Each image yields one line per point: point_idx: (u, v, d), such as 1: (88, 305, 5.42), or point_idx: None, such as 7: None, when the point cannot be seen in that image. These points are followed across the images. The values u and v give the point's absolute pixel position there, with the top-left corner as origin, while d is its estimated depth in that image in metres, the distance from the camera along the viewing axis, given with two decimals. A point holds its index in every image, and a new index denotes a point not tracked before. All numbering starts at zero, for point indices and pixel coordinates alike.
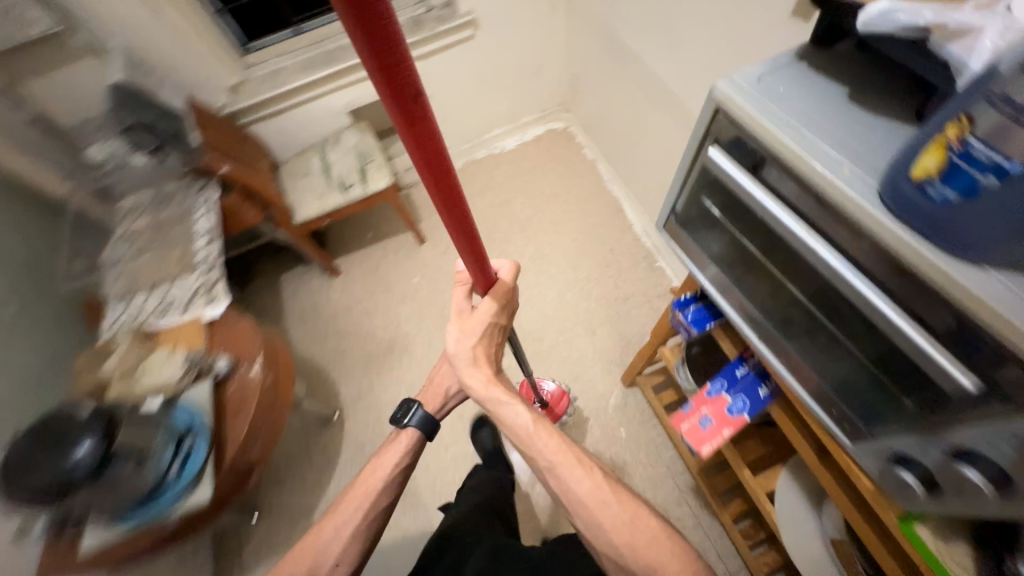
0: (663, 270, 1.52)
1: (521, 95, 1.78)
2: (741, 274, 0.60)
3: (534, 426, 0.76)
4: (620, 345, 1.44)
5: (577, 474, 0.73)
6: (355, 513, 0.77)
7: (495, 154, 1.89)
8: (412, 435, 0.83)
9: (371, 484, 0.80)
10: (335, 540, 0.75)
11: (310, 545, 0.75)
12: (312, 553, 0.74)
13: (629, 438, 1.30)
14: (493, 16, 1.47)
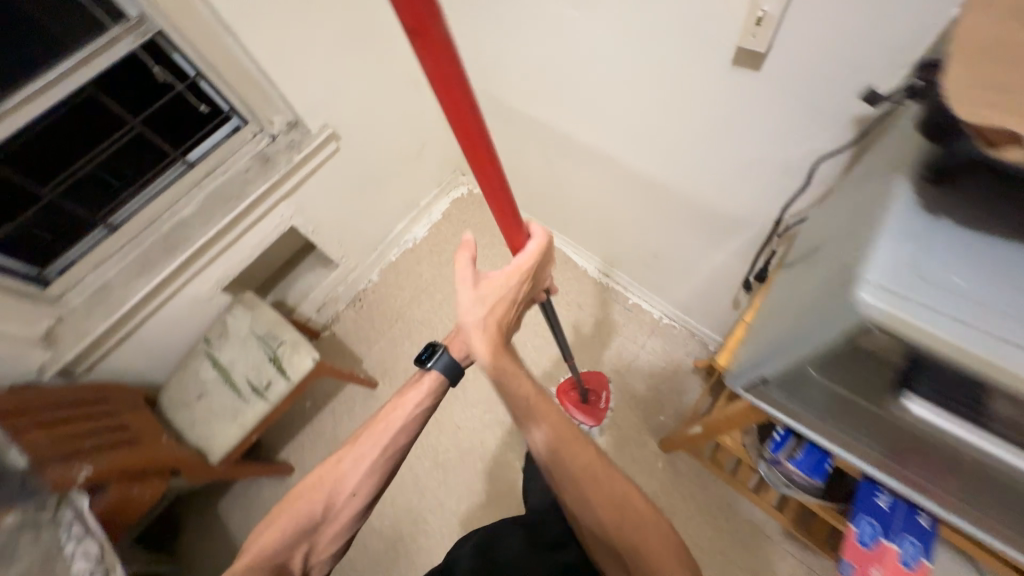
0: (638, 306, 1.42)
1: (412, 180, 1.57)
2: (861, 430, 0.50)
3: (537, 399, 0.68)
4: (638, 405, 1.31)
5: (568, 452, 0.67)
6: (372, 446, 0.76)
7: (410, 249, 1.67)
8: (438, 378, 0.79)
9: (391, 422, 0.77)
10: (342, 479, 0.75)
11: (325, 478, 0.75)
12: (324, 489, 0.75)
13: (697, 506, 1.17)
14: (350, 123, 1.24)
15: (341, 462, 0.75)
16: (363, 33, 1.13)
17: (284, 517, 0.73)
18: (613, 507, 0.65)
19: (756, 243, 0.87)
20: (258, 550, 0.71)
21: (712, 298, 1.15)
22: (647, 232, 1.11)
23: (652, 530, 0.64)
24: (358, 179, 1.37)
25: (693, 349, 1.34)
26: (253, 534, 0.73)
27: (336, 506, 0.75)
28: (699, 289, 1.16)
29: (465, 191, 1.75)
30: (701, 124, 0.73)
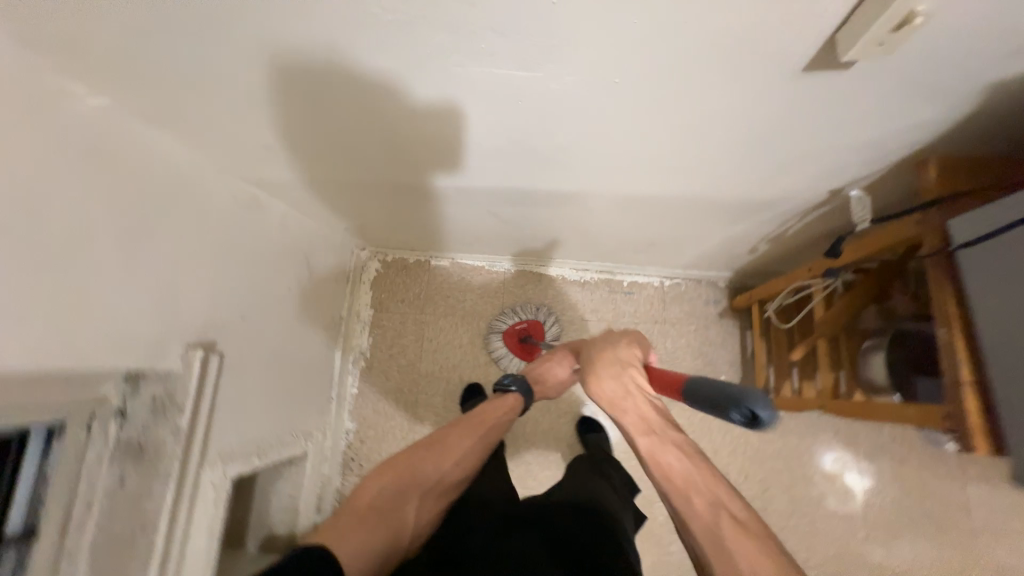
0: (636, 283, 1.31)
1: (320, 300, 1.20)
2: None
3: (606, 360, 0.66)
4: (696, 376, 1.24)
5: (614, 388, 0.64)
6: (484, 427, 0.82)
7: (363, 365, 1.34)
8: (517, 402, 0.87)
9: (500, 411, 0.85)
10: (445, 449, 0.75)
11: (437, 450, 0.74)
12: (440, 455, 0.74)
13: (803, 431, 1.18)
14: (215, 313, 0.83)
15: (448, 433, 0.78)
16: (151, 200, 0.69)
17: (398, 467, 0.70)
18: (636, 429, 0.60)
19: (798, 208, 0.75)
20: (370, 496, 0.66)
21: (725, 253, 1.05)
22: (647, 225, 0.95)
23: (669, 451, 0.57)
24: (264, 357, 0.98)
25: (708, 295, 1.28)
26: (365, 482, 0.68)
27: (443, 471, 0.73)
28: (710, 250, 1.05)
29: (378, 266, 1.39)
30: (740, 136, 0.57)
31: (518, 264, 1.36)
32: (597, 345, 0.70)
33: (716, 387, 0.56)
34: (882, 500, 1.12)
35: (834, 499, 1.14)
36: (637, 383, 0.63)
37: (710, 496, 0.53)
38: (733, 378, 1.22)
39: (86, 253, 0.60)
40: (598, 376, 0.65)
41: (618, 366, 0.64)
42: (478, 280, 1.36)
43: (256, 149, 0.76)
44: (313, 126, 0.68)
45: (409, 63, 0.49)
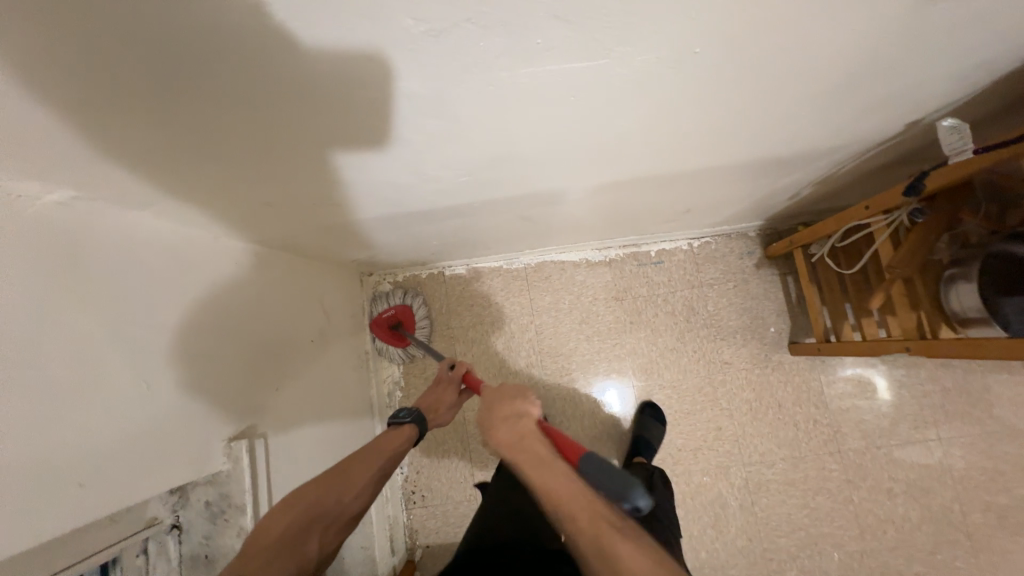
0: (664, 252, 1.25)
1: (343, 342, 1.11)
2: None
3: (499, 407, 0.72)
4: (746, 333, 1.19)
5: (505, 429, 0.69)
6: (377, 457, 0.76)
7: (401, 396, 1.27)
8: (413, 431, 0.86)
9: (393, 443, 0.81)
10: (348, 478, 0.70)
11: (323, 483, 0.68)
12: (329, 487, 0.67)
13: (863, 366, 1.15)
14: (249, 393, 0.75)
15: (348, 461, 0.73)
16: (146, 296, 0.59)
17: (302, 497, 0.65)
18: (528, 462, 0.62)
19: (861, 148, 0.68)
20: (276, 529, 0.60)
21: (763, 203, 0.99)
22: (687, 194, 0.87)
23: (553, 478, 0.59)
24: (307, 420, 0.90)
25: (741, 248, 1.22)
26: (264, 518, 0.61)
27: (346, 502, 0.68)
28: (748, 204, 0.98)
29: (390, 288, 1.30)
30: (834, 86, 0.49)
31: (537, 257, 1.27)
32: (491, 397, 0.75)
33: (600, 476, 0.59)
34: (954, 417, 1.11)
35: (907, 427, 1.12)
36: (528, 427, 0.68)
37: (588, 509, 0.54)
38: (782, 327, 1.18)
39: (96, 381, 0.51)
40: (495, 427, 0.70)
41: (512, 413, 0.70)
42: (498, 282, 1.28)
43: (252, 208, 0.66)
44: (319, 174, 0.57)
45: (455, 86, 0.39)
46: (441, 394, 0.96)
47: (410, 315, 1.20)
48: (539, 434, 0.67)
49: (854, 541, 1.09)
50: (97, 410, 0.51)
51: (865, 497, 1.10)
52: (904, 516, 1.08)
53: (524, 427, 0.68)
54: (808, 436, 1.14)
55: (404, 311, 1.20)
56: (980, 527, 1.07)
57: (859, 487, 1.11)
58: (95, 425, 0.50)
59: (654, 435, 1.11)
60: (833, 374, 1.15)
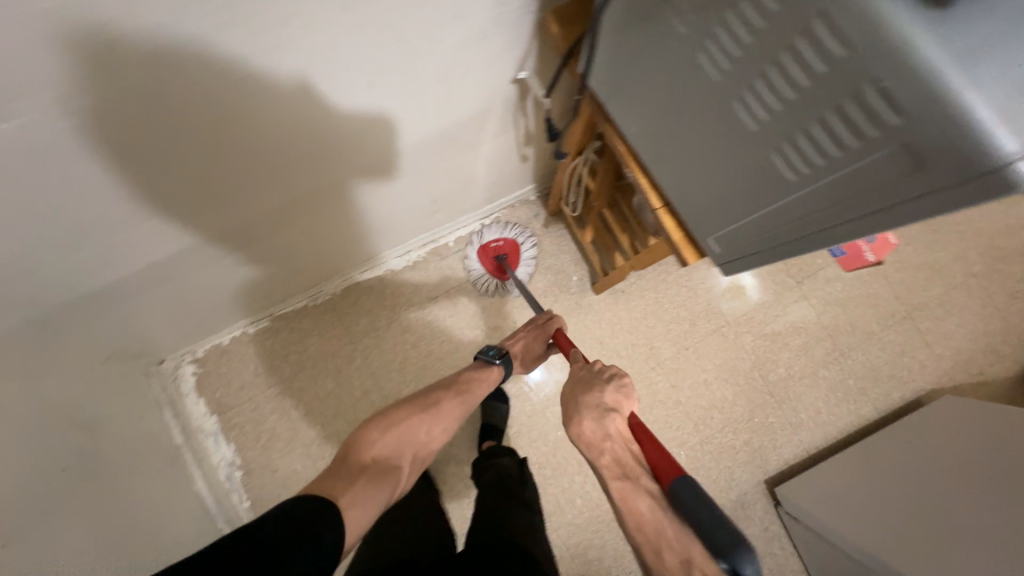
0: (462, 238, 1.28)
1: (133, 441, 0.98)
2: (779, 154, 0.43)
3: (582, 393, 0.76)
4: (556, 287, 1.27)
5: (591, 423, 0.71)
6: (460, 404, 0.85)
7: (238, 474, 1.16)
8: (498, 375, 0.93)
9: (474, 392, 0.88)
10: (437, 413, 0.81)
11: (416, 421, 0.77)
12: (422, 421, 0.78)
13: (656, 282, 1.28)
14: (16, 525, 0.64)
15: (440, 400, 0.83)
16: None
17: (400, 426, 0.75)
18: (611, 473, 0.66)
19: None
20: (374, 451, 0.70)
21: (505, 171, 1.05)
22: (411, 177, 0.90)
23: (640, 498, 0.62)
24: (103, 535, 0.79)
25: (526, 214, 1.29)
26: (368, 432, 0.72)
27: (431, 433, 0.79)
28: (490, 176, 1.03)
29: (193, 367, 1.18)
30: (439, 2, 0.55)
31: (342, 283, 1.24)
32: (579, 380, 0.79)
33: (704, 520, 0.55)
34: (733, 300, 1.28)
35: (703, 320, 1.27)
36: (617, 431, 0.70)
37: (677, 551, 0.56)
38: (583, 273, 1.28)
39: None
40: (580, 416, 0.73)
41: (600, 408, 0.73)
42: (311, 321, 1.23)
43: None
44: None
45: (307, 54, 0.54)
46: (529, 343, 0.98)
47: (518, 252, 1.21)
48: (623, 440, 0.69)
49: (694, 435, 1.22)
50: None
51: (691, 393, 1.24)
52: (723, 397, 1.24)
53: (614, 424, 0.71)
54: (632, 360, 1.24)
55: (514, 248, 1.21)
56: (778, 383, 1.25)
57: (684, 388, 1.24)
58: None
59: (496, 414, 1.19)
60: (635, 298, 1.27)
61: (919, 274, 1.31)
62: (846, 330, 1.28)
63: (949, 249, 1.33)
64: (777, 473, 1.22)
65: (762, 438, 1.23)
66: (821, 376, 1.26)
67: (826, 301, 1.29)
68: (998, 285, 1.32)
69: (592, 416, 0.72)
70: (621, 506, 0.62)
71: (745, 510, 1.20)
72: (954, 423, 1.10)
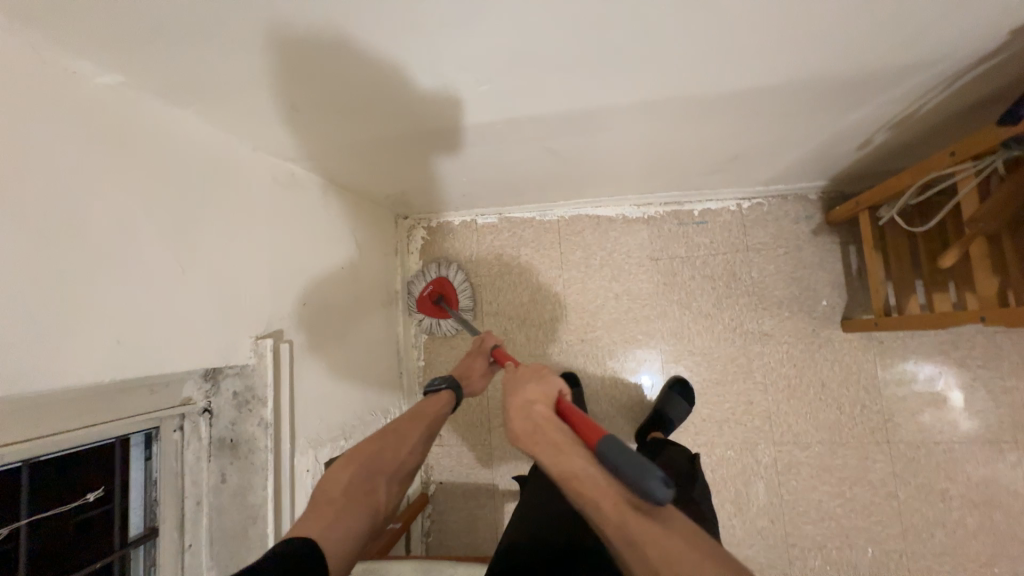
0: (708, 211, 1.16)
1: (372, 274, 1.15)
2: None
3: (508, 393, 0.68)
4: (794, 303, 1.09)
5: (512, 412, 0.64)
6: (415, 425, 0.81)
7: (423, 336, 1.31)
8: (450, 398, 0.90)
9: (429, 410, 0.85)
10: (399, 437, 0.76)
11: (366, 444, 0.73)
12: (374, 442, 0.73)
13: (931, 350, 1.01)
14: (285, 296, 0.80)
15: (399, 423, 0.79)
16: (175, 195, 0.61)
17: (361, 455, 0.70)
18: (545, 450, 0.58)
19: (964, 63, 0.57)
20: (342, 481, 0.66)
21: (827, 153, 0.88)
22: (740, 123, 0.76)
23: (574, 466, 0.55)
24: (328, 345, 0.93)
25: (798, 211, 1.11)
26: (331, 470, 0.67)
27: (404, 456, 0.74)
28: (806, 152, 0.88)
29: (424, 233, 1.32)
30: None
31: (571, 210, 1.23)
32: (507, 385, 0.71)
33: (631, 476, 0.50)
34: None
35: (976, 422, 0.99)
36: (544, 417, 0.62)
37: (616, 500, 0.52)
38: (837, 302, 1.07)
39: (87, 267, 0.51)
40: (511, 412, 0.65)
41: (524, 396, 0.65)
42: (528, 234, 1.26)
43: (267, 110, 0.65)
44: (329, 56, 0.53)
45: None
46: (472, 363, 0.99)
47: (449, 285, 1.21)
48: (552, 417, 0.62)
49: (894, 540, 0.99)
50: (111, 294, 0.53)
51: (913, 494, 0.99)
52: (958, 521, 0.97)
53: (533, 411, 0.62)
54: (853, 421, 1.03)
55: (442, 282, 1.20)
56: None
57: (908, 483, 1.00)
58: (96, 298, 0.51)
59: (677, 410, 1.05)
60: (891, 356, 1.03)
61: None
62: None
63: None
64: None
65: None
66: None
67: None
68: None
69: (514, 408, 0.64)
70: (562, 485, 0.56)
71: None
72: None
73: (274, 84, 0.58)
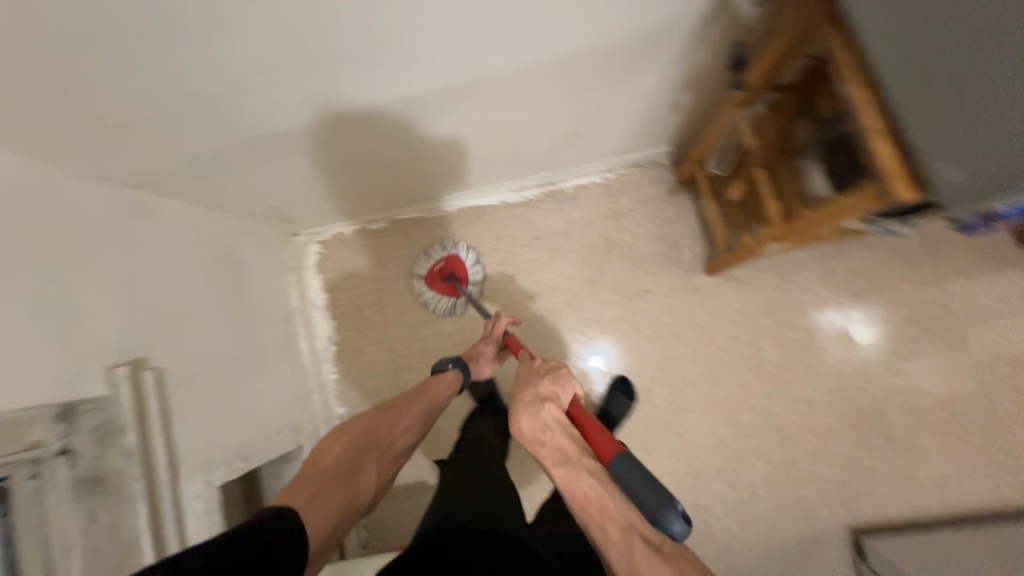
0: (579, 187, 1.26)
1: (263, 294, 1.14)
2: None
3: (518, 395, 0.68)
4: (664, 258, 1.20)
5: (524, 416, 0.64)
6: (416, 407, 0.83)
7: (332, 349, 1.31)
8: (455, 378, 0.95)
9: (431, 394, 0.88)
10: (397, 414, 0.80)
11: (369, 423, 0.76)
12: (374, 423, 0.76)
13: (780, 280, 1.15)
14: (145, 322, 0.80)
15: (400, 403, 0.82)
16: None
17: (359, 431, 0.73)
18: (553, 460, 0.60)
19: (699, 27, 0.67)
20: (335, 454, 0.69)
21: (651, 119, 0.99)
22: (560, 99, 0.85)
23: (582, 480, 0.57)
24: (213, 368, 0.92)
25: (654, 176, 1.23)
26: (325, 443, 0.70)
27: (396, 434, 0.78)
28: (635, 119, 0.99)
29: (318, 247, 1.33)
30: None
31: (457, 204, 1.29)
32: (518, 383, 0.71)
33: (642, 492, 0.51)
34: (868, 322, 1.11)
35: (824, 334, 1.13)
36: (554, 418, 0.63)
37: (620, 521, 0.53)
38: (699, 251, 1.19)
39: None
40: (517, 411, 0.66)
41: (533, 399, 0.66)
42: (420, 233, 1.30)
43: (79, 136, 0.65)
44: (119, 79, 0.55)
45: None
46: (482, 350, 1.02)
47: (459, 264, 1.22)
48: (564, 424, 0.63)
49: (777, 452, 1.11)
50: None
51: (786, 408, 1.12)
52: (823, 423, 1.10)
53: (546, 415, 0.63)
54: (728, 354, 1.15)
55: (455, 261, 1.22)
56: (898, 428, 1.08)
57: (780, 399, 1.12)
58: None
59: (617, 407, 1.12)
60: (749, 289, 1.16)
61: None
62: (1010, 394, 1.05)
63: None
64: (868, 523, 1.06)
65: (861, 481, 1.07)
66: (960, 436, 1.06)
67: (991, 353, 1.07)
68: None
69: (523, 413, 0.65)
70: (565, 492, 0.57)
71: (814, 547, 1.07)
72: None
73: (74, 108, 0.59)
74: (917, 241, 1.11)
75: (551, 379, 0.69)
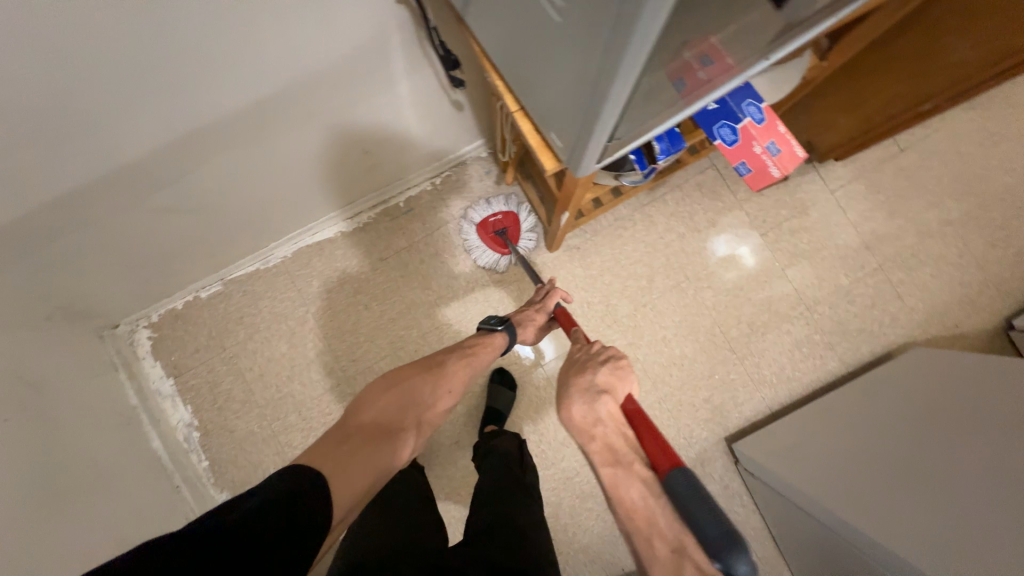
0: (412, 198, 1.25)
1: (86, 399, 1.00)
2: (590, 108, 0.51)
3: (574, 380, 0.66)
4: None
5: (580, 404, 0.63)
6: (463, 371, 0.76)
7: (195, 436, 1.19)
8: (502, 341, 0.86)
9: (479, 363, 0.80)
10: (440, 375, 0.74)
11: (410, 383, 0.70)
12: (415, 385, 0.70)
13: (613, 239, 1.24)
14: None
15: (443, 362, 0.76)
16: None
17: (400, 389, 0.69)
18: (602, 459, 0.58)
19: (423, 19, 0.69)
20: (373, 410, 0.65)
21: (441, 120, 1.02)
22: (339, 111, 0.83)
23: (632, 488, 0.55)
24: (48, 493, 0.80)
25: (478, 171, 1.26)
26: (364, 397, 0.67)
27: (437, 397, 0.72)
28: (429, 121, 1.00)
29: (149, 331, 1.20)
30: None
31: (292, 247, 1.23)
32: (571, 368, 0.69)
33: (702, 514, 0.48)
34: (693, 256, 1.23)
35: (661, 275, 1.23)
36: (609, 413, 0.62)
37: (669, 539, 0.51)
38: (537, 232, 1.24)
39: None
40: (572, 399, 0.64)
41: (591, 385, 0.65)
42: (261, 286, 1.22)
43: None
44: None
45: None
46: (531, 316, 0.92)
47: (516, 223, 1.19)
48: (618, 423, 0.61)
49: (650, 394, 1.19)
50: None
51: (648, 352, 1.21)
52: (682, 355, 1.21)
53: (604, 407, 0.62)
54: (587, 318, 1.21)
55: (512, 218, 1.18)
56: (739, 340, 1.21)
57: (641, 345, 1.21)
58: None
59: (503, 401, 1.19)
60: (590, 254, 1.24)
61: (891, 223, 1.24)
62: (812, 285, 1.23)
63: (925, 195, 1.25)
64: (737, 429, 1.19)
65: (723, 396, 1.20)
66: (786, 331, 1.22)
67: (791, 254, 1.24)
68: (979, 230, 1.23)
69: (581, 402, 0.63)
70: (611, 495, 0.55)
71: (704, 467, 1.18)
72: (921, 373, 1.05)
73: None
74: (711, 174, 1.25)
75: (608, 363, 0.68)
